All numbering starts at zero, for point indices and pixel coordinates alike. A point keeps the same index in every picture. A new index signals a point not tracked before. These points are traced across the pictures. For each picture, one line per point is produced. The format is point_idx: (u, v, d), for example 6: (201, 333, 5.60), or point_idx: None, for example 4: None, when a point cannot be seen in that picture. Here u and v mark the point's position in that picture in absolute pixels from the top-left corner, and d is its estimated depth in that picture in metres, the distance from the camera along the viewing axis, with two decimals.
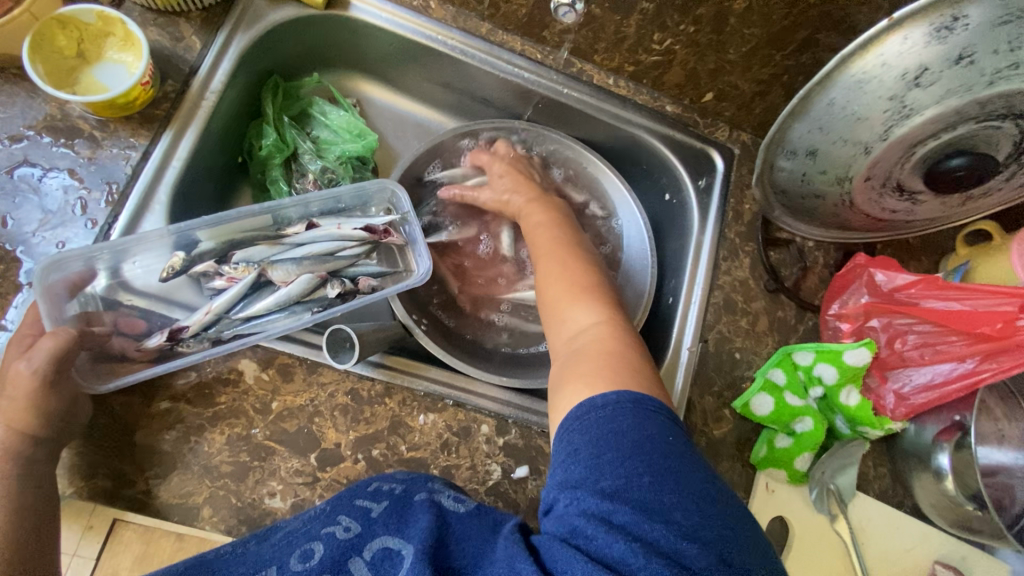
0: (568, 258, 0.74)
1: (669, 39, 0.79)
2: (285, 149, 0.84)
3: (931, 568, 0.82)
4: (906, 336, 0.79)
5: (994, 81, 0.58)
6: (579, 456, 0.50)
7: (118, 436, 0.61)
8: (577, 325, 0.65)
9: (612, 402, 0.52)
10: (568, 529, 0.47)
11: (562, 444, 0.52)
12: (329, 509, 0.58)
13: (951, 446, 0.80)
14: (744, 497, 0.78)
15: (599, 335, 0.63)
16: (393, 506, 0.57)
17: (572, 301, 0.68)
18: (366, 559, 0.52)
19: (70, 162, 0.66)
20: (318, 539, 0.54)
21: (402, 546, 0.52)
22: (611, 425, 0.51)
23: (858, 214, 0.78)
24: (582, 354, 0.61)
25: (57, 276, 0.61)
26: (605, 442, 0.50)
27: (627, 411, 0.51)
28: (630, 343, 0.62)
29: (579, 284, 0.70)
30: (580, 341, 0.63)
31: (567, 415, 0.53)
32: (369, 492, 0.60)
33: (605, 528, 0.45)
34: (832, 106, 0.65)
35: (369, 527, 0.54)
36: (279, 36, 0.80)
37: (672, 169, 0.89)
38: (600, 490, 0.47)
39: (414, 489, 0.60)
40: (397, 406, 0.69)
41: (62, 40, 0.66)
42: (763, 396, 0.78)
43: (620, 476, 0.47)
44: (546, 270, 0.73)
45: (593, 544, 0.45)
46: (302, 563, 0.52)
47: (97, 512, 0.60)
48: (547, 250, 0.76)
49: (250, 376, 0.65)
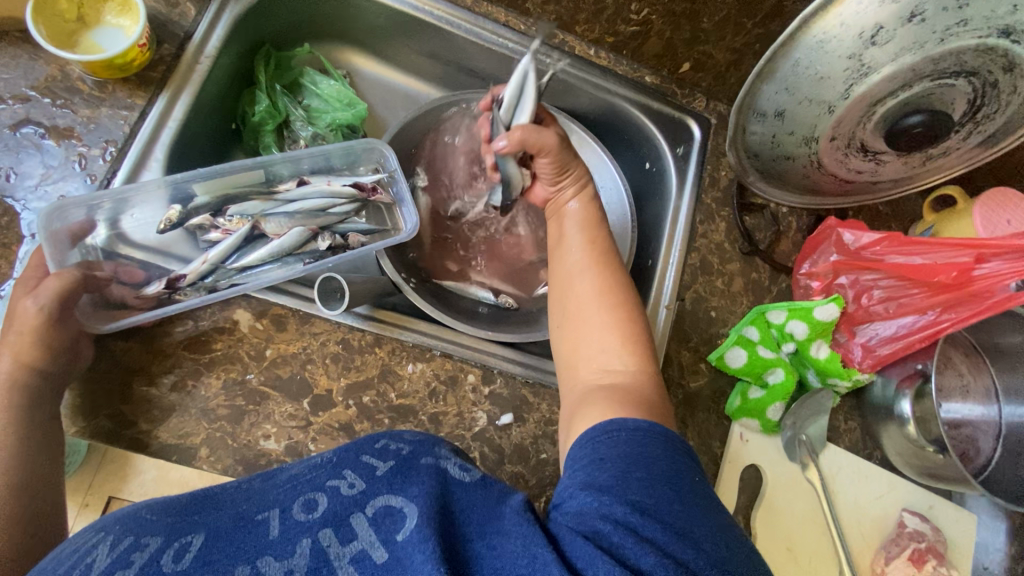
0: (611, 292, 0.70)
1: (646, 9, 0.82)
2: (278, 116, 0.86)
3: (898, 515, 0.86)
4: (872, 291, 0.82)
5: (944, 37, 0.62)
6: (605, 466, 0.52)
7: (117, 379, 0.64)
8: (609, 360, 0.66)
9: (643, 428, 0.55)
10: (591, 528, 0.47)
11: (586, 452, 0.55)
12: (335, 462, 0.59)
13: (913, 394, 0.84)
14: (719, 447, 0.82)
15: (629, 381, 0.63)
16: (399, 466, 0.57)
17: (611, 335, 0.67)
18: (368, 515, 0.51)
19: (69, 121, 0.69)
20: (323, 491, 0.54)
21: (404, 504, 0.51)
22: (642, 449, 0.53)
23: (826, 175, 0.82)
24: (605, 392, 0.61)
25: (60, 224, 0.64)
26: (635, 461, 0.52)
27: (659, 441, 0.54)
28: (656, 400, 0.62)
29: (619, 325, 0.68)
30: (603, 381, 0.64)
31: (595, 426, 0.56)
32: (376, 449, 0.60)
33: (634, 539, 0.46)
34: (797, 67, 0.68)
35: (373, 485, 0.54)
36: (271, 6, 0.83)
37: (650, 136, 0.93)
38: (629, 502, 0.48)
39: (420, 452, 0.60)
40: (387, 355, 0.72)
41: (62, 4, 0.69)
42: (738, 350, 0.81)
43: (651, 495, 0.49)
44: (585, 292, 0.71)
45: (621, 552, 0.45)
46: (305, 512, 0.52)
47: (94, 489, 0.63)
48: (573, 271, 0.74)
49: (245, 325, 0.68)
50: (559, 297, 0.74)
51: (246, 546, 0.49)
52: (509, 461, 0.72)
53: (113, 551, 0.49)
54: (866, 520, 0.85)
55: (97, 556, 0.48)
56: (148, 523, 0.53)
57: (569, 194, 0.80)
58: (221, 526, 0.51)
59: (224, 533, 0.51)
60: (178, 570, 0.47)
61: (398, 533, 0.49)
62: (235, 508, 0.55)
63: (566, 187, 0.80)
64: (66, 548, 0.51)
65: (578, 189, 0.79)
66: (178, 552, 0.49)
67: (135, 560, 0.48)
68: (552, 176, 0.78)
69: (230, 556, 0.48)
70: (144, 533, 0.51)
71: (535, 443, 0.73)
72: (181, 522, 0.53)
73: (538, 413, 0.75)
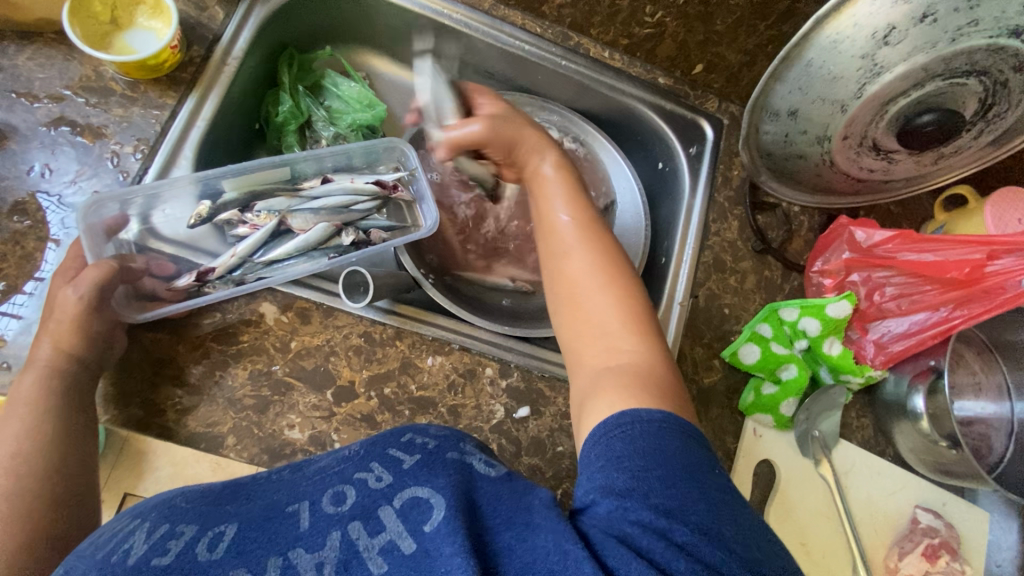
0: (603, 267, 0.69)
1: (660, 11, 0.84)
2: (300, 116, 0.89)
3: (911, 512, 0.86)
4: (884, 288, 0.83)
5: (956, 37, 0.64)
6: (623, 466, 0.51)
7: (148, 368, 0.66)
8: (613, 342, 0.64)
9: (658, 420, 0.54)
10: (620, 532, 0.47)
11: (601, 450, 0.53)
12: (363, 454, 0.60)
13: (926, 389, 0.84)
14: (733, 442, 0.83)
15: (638, 361, 0.62)
16: (425, 460, 0.57)
17: (612, 316, 0.65)
18: (396, 507, 0.53)
19: (103, 120, 0.72)
20: (350, 483, 0.56)
21: (431, 496, 0.52)
22: (660, 444, 0.52)
23: (839, 174, 0.83)
24: (614, 378, 0.60)
25: (96, 219, 0.66)
26: (653, 458, 0.51)
27: (676, 434, 0.53)
28: (667, 378, 0.61)
29: (619, 299, 0.66)
30: (609, 364, 0.62)
31: (607, 420, 0.55)
32: (402, 442, 0.61)
33: (663, 543, 0.46)
34: (810, 67, 0.70)
35: (401, 478, 0.55)
36: (294, 10, 0.85)
37: (664, 137, 0.94)
38: (652, 506, 0.48)
39: (446, 446, 0.60)
40: (407, 348, 0.74)
41: (97, 6, 0.72)
42: (751, 346, 0.83)
43: (673, 497, 0.48)
44: (578, 268, 0.69)
45: (653, 556, 0.46)
46: (335, 505, 0.54)
47: (111, 486, 0.62)
48: (561, 247, 0.72)
49: (271, 318, 0.70)
50: (550, 277, 0.72)
51: (279, 537, 0.51)
52: (526, 453, 0.74)
53: (151, 537, 0.51)
54: (878, 518, 0.86)
55: (135, 541, 0.50)
56: (182, 511, 0.55)
57: (537, 162, 0.79)
58: (253, 518, 0.53)
59: (256, 524, 0.53)
60: (214, 560, 0.48)
61: (426, 525, 0.50)
62: (266, 499, 0.56)
63: (535, 159, 0.79)
64: (105, 533, 0.52)
65: (544, 155, 0.79)
66: (212, 541, 0.50)
67: (171, 548, 0.49)
68: (505, 159, 0.81)
69: (265, 546, 0.50)
70: (180, 520, 0.53)
71: (552, 436, 0.75)
72: (214, 511, 0.55)
73: (555, 406, 0.76)
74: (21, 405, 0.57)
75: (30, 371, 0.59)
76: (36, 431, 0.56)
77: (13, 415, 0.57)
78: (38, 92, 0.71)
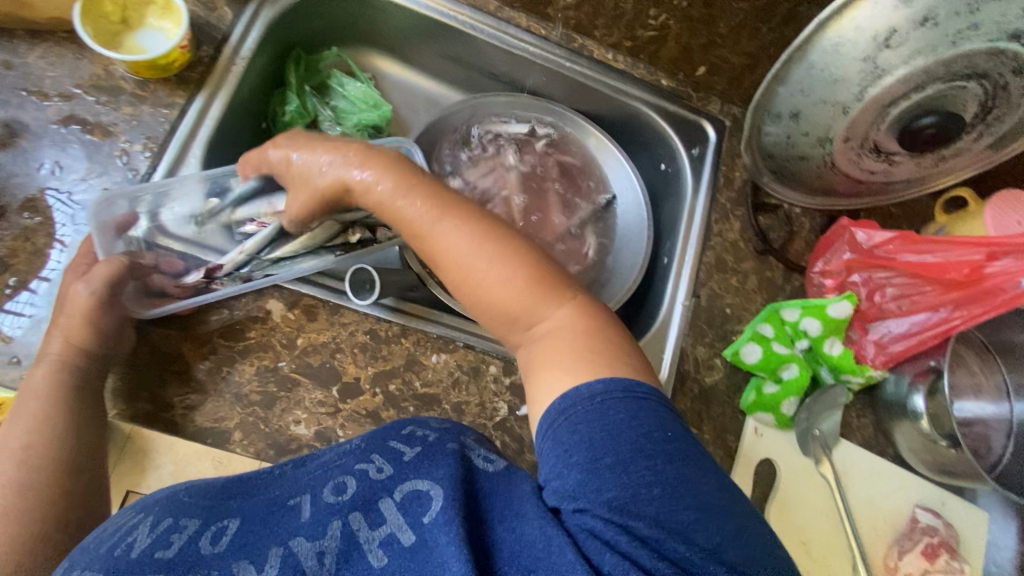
0: (487, 250, 0.60)
1: (664, 14, 0.85)
2: (307, 116, 0.89)
3: (910, 511, 0.87)
4: (885, 288, 0.84)
5: (956, 41, 0.65)
6: (572, 461, 0.50)
7: (156, 364, 0.67)
8: (536, 317, 0.60)
9: (598, 395, 0.52)
10: (586, 526, 0.48)
11: (549, 443, 0.53)
12: (364, 446, 0.61)
13: (926, 388, 0.85)
14: (734, 440, 0.83)
15: (565, 321, 0.59)
16: (426, 452, 0.57)
17: (515, 287, 0.59)
18: (396, 500, 0.53)
19: (112, 118, 0.72)
20: (351, 474, 0.56)
21: (430, 488, 0.52)
22: (603, 426, 0.51)
23: (840, 175, 0.84)
24: (551, 356, 0.57)
25: (107, 217, 0.67)
26: (601, 445, 0.50)
27: (617, 406, 0.52)
28: (605, 326, 0.60)
29: (523, 268, 0.60)
30: (544, 338, 0.59)
31: (550, 409, 0.54)
32: (403, 435, 0.61)
33: (625, 538, 0.47)
34: (812, 70, 0.70)
35: (401, 470, 0.55)
36: (302, 10, 0.86)
37: (666, 138, 0.95)
38: (607, 501, 0.48)
39: (447, 438, 0.59)
40: (412, 345, 0.75)
41: (108, 6, 0.73)
42: (753, 345, 0.84)
43: (624, 487, 0.48)
44: (460, 262, 0.60)
45: (619, 547, 0.47)
46: (335, 495, 0.54)
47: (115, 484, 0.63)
48: (433, 255, 0.62)
49: (278, 315, 0.71)
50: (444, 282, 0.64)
51: (280, 528, 0.52)
52: (529, 451, 0.74)
53: (155, 530, 0.51)
54: (878, 517, 0.86)
55: (138, 536, 0.51)
56: (185, 505, 0.55)
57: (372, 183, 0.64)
58: (256, 512, 0.54)
59: (258, 518, 0.54)
60: (217, 553, 0.50)
61: (424, 516, 0.50)
62: (268, 493, 0.57)
63: (361, 176, 0.64)
64: (109, 527, 0.53)
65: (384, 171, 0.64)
66: (215, 534, 0.51)
67: (174, 541, 0.50)
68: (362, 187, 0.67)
69: (267, 537, 0.51)
70: (183, 514, 0.54)
71: None
72: (218, 505, 0.55)
73: None
74: (32, 398, 0.58)
75: (41, 365, 0.60)
76: (46, 424, 0.57)
77: (24, 408, 0.58)
78: (48, 90, 0.72)
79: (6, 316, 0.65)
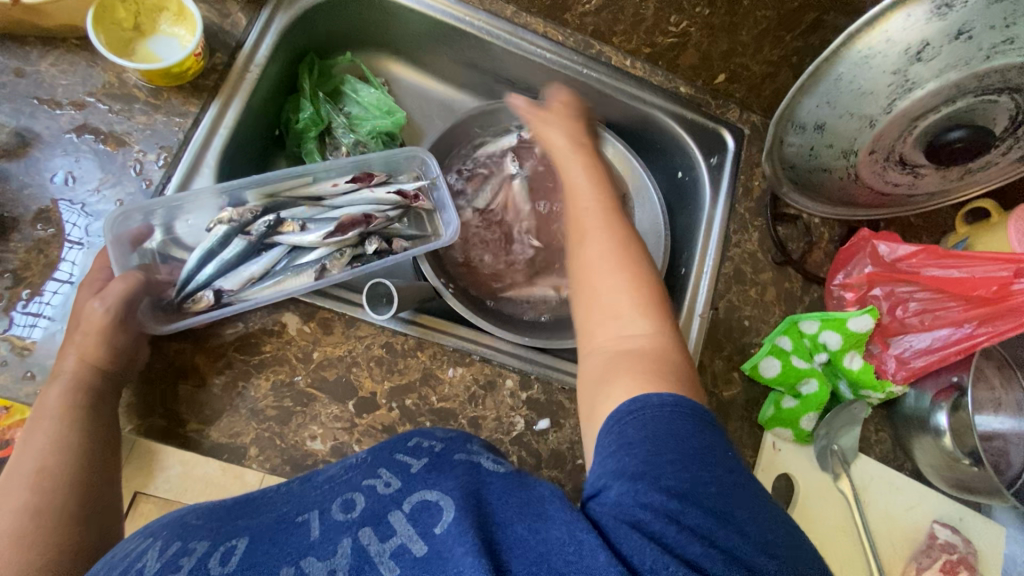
0: (618, 253, 0.71)
1: (685, 21, 0.83)
2: (321, 124, 0.88)
3: (928, 527, 0.86)
4: (907, 303, 0.83)
5: (991, 55, 0.63)
6: (634, 451, 0.50)
7: (171, 379, 0.66)
8: (627, 328, 0.64)
9: (669, 404, 0.52)
10: (632, 517, 0.46)
11: (611, 437, 0.52)
12: (372, 459, 0.60)
13: (949, 406, 0.83)
14: (753, 455, 0.82)
15: (649, 344, 0.62)
16: (432, 463, 0.57)
17: (624, 302, 0.66)
18: (405, 511, 0.52)
19: (126, 127, 0.71)
20: (360, 489, 0.55)
21: (439, 498, 0.51)
22: (669, 425, 0.51)
23: (863, 188, 0.82)
24: (628, 360, 0.60)
25: (123, 229, 0.66)
26: (663, 442, 0.50)
27: (684, 414, 0.52)
28: (681, 362, 0.61)
29: (631, 288, 0.67)
30: (626, 346, 0.62)
31: (620, 406, 0.53)
32: (409, 447, 0.61)
33: (676, 528, 0.45)
34: (839, 81, 0.69)
35: (409, 482, 0.55)
36: (317, 15, 0.85)
37: (684, 146, 0.93)
38: (664, 489, 0.47)
39: (453, 449, 0.60)
40: (428, 358, 0.74)
41: (121, 13, 0.71)
42: (771, 359, 0.83)
43: (684, 480, 0.48)
44: (597, 252, 0.72)
45: (666, 540, 0.45)
46: (345, 512, 0.53)
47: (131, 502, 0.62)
48: (585, 228, 0.75)
49: (293, 328, 0.70)
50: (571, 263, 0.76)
51: (290, 546, 0.50)
52: (546, 466, 0.73)
53: (162, 559, 0.49)
54: (896, 532, 0.85)
55: (147, 562, 0.49)
56: (192, 529, 0.54)
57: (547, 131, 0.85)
58: (264, 530, 0.52)
59: (267, 536, 0.52)
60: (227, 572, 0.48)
61: (436, 527, 0.49)
62: (276, 511, 0.56)
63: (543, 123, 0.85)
64: (115, 557, 0.51)
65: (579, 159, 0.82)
66: (224, 556, 0.50)
67: (184, 563, 0.48)
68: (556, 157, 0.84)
69: (276, 558, 0.49)
70: (192, 538, 0.52)
71: (571, 448, 0.74)
72: (226, 527, 0.54)
73: (574, 418, 0.76)
74: (46, 417, 0.57)
75: (55, 383, 0.59)
76: (61, 444, 0.56)
77: (38, 428, 0.57)
78: (61, 98, 0.71)
79: (19, 318, 0.64)
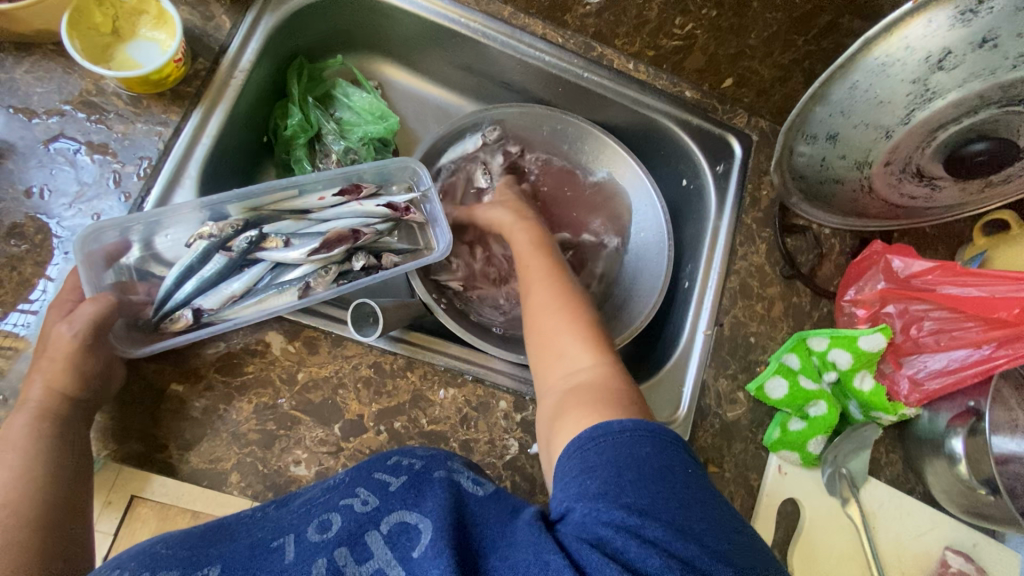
0: (557, 297, 0.72)
1: (691, 23, 0.79)
2: (310, 130, 0.85)
3: (940, 554, 0.82)
4: (923, 321, 0.79)
5: (1017, 64, 0.58)
6: (595, 473, 0.49)
7: (149, 402, 0.63)
8: (573, 363, 0.64)
9: (630, 429, 0.52)
10: (595, 535, 0.46)
11: (574, 462, 0.52)
12: (348, 480, 0.57)
13: (965, 431, 0.80)
14: (757, 479, 0.79)
15: (592, 379, 0.62)
16: (411, 482, 0.55)
17: (568, 339, 0.66)
18: (383, 532, 0.50)
19: (104, 137, 0.68)
20: (335, 510, 0.53)
21: (419, 520, 0.50)
22: (632, 452, 0.50)
23: (876, 200, 0.79)
24: (575, 396, 0.60)
25: (96, 246, 0.64)
26: (624, 463, 0.49)
27: (645, 440, 0.51)
28: (625, 388, 0.60)
29: (570, 323, 0.68)
30: (571, 384, 0.62)
31: (580, 433, 0.53)
32: (388, 465, 0.58)
33: (636, 541, 0.45)
34: (854, 90, 0.65)
35: (386, 500, 0.53)
36: (305, 17, 0.81)
37: (689, 153, 0.90)
38: (625, 506, 0.46)
39: (434, 466, 0.57)
40: (418, 379, 0.71)
41: (98, 17, 0.68)
42: (778, 379, 0.79)
43: (645, 496, 0.47)
44: (540, 302, 0.72)
45: (626, 557, 0.44)
46: (319, 533, 0.51)
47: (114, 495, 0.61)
48: (529, 280, 0.76)
49: (277, 348, 0.67)
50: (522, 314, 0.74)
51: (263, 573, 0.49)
52: (541, 491, 0.70)
53: None
54: (907, 559, 0.81)
55: None
56: (161, 559, 0.51)
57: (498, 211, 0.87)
58: (238, 559, 0.50)
59: (240, 564, 0.50)
60: None
61: (414, 550, 0.48)
62: (249, 536, 0.53)
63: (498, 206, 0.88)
64: None
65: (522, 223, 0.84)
66: None
67: None
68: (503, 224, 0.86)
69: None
70: (161, 567, 0.50)
71: None
72: (197, 555, 0.51)
73: None
74: (12, 451, 0.55)
75: (21, 412, 0.57)
76: (29, 477, 0.54)
77: (2, 461, 0.54)
78: (35, 107, 0.68)
79: (18, 316, 0.63)
